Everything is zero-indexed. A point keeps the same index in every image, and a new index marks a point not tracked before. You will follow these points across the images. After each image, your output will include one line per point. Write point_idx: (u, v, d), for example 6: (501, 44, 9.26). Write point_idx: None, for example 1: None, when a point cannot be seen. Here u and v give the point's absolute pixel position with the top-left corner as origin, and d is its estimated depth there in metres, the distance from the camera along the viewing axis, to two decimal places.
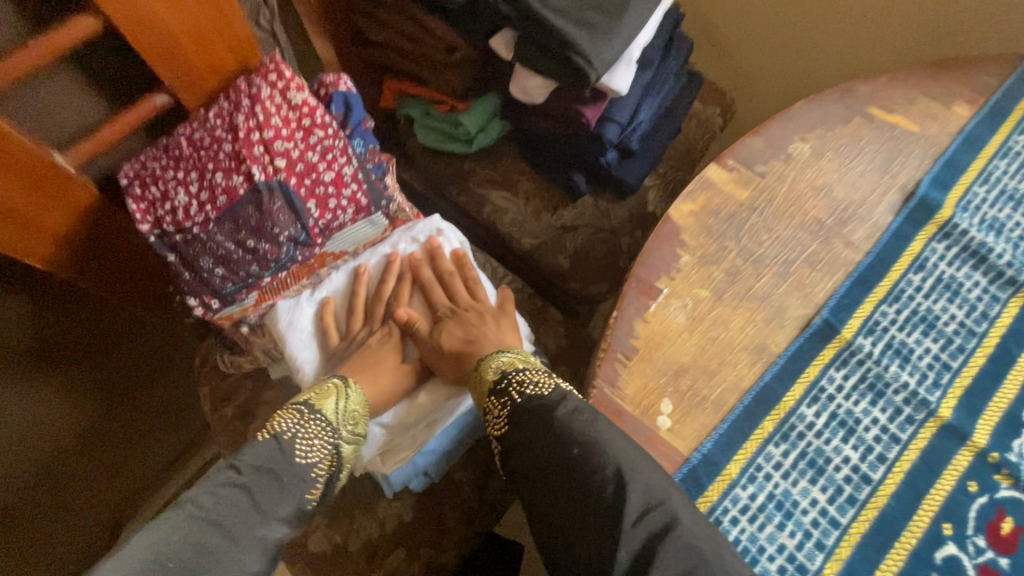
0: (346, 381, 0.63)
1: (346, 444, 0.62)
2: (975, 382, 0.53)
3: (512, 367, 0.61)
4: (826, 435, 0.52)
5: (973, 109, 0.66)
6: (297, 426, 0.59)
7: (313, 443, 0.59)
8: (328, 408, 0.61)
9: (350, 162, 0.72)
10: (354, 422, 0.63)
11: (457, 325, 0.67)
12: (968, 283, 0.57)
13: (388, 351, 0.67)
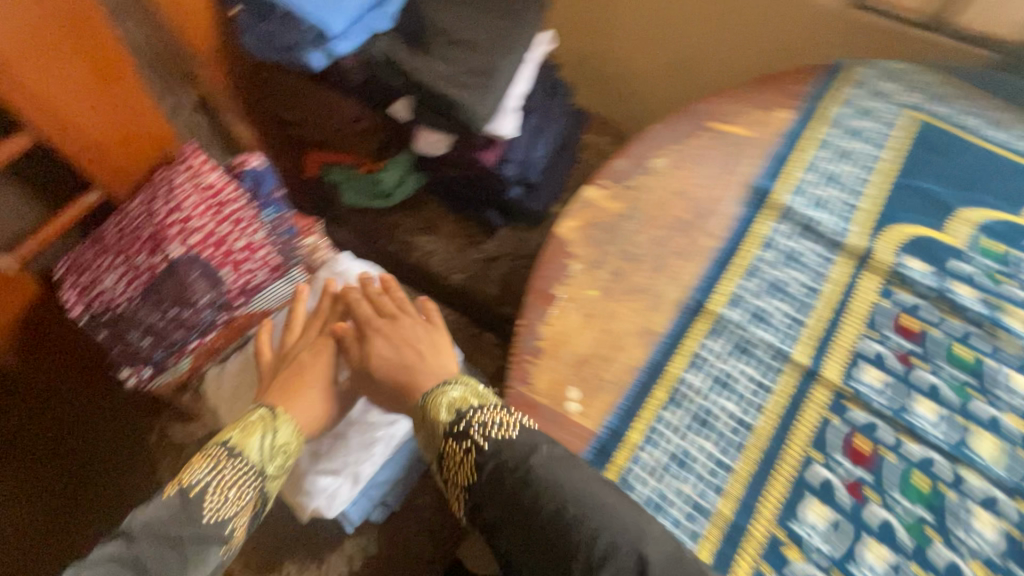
0: (272, 413, 0.65)
1: (271, 478, 0.63)
2: (823, 330, 0.64)
3: (467, 406, 0.59)
4: (708, 394, 0.60)
5: (791, 112, 0.81)
6: (212, 473, 0.58)
7: (231, 489, 0.59)
8: (251, 446, 0.62)
9: (260, 229, 0.80)
10: (277, 455, 0.64)
11: (383, 338, 0.68)
12: (806, 252, 0.69)
13: (317, 366, 0.69)
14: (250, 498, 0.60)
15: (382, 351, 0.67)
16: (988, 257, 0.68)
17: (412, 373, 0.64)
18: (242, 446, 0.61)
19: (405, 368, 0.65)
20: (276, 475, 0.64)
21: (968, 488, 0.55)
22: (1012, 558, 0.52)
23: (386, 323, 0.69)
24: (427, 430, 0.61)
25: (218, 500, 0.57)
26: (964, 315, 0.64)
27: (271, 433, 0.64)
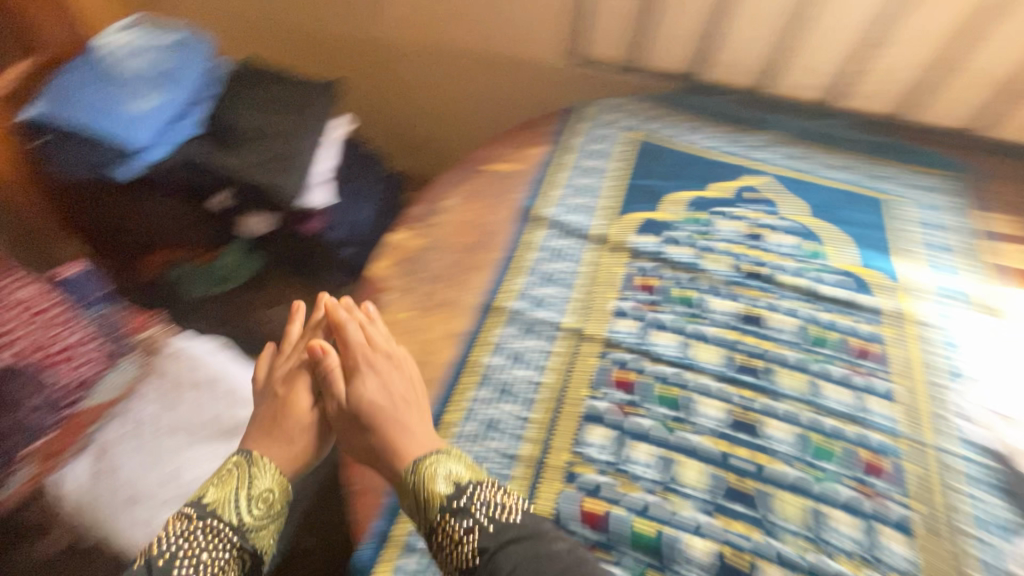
0: (248, 459, 0.71)
1: (252, 529, 0.67)
2: (586, 300, 0.84)
3: (466, 483, 0.64)
4: (507, 369, 0.76)
5: (542, 148, 1.06)
6: (182, 542, 0.63)
7: (201, 558, 0.62)
8: (227, 501, 0.67)
9: (79, 329, 0.83)
10: (257, 505, 0.68)
11: (371, 376, 0.73)
12: (567, 247, 0.90)
13: (304, 392, 0.77)
14: (230, 554, 0.64)
15: (364, 391, 0.73)
16: (691, 223, 0.95)
17: (394, 403, 0.70)
18: (218, 504, 0.66)
19: (387, 401, 0.71)
20: (261, 525, 0.67)
21: (697, 385, 0.75)
22: (730, 424, 0.72)
23: (372, 362, 0.74)
24: (421, 502, 0.63)
25: (193, 560, 0.62)
26: (679, 267, 0.88)
27: (246, 485, 0.69)
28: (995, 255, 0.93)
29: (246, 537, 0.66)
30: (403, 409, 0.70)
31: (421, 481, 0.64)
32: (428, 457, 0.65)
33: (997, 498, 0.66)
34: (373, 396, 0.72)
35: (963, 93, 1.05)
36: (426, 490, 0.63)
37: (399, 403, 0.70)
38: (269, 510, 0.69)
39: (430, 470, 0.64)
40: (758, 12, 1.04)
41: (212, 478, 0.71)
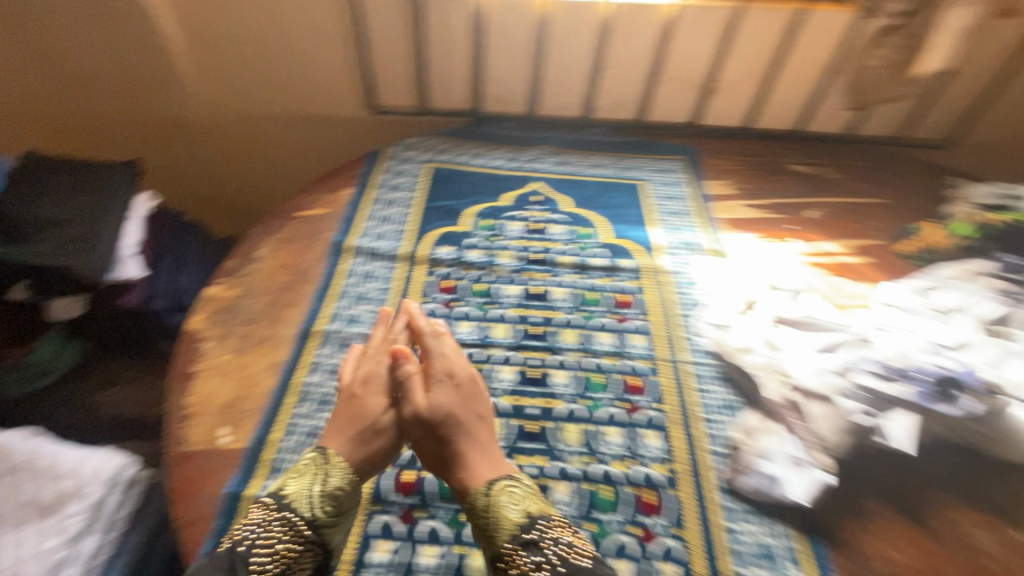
0: (325, 453, 0.71)
1: (326, 526, 0.66)
2: (395, 309, 0.95)
3: (537, 516, 0.66)
4: (326, 382, 0.84)
5: (350, 189, 1.19)
6: (261, 521, 0.65)
7: (272, 539, 0.63)
8: (299, 493, 0.67)
9: None
10: (329, 503, 0.67)
11: (446, 386, 0.75)
12: (376, 269, 1.02)
13: (376, 398, 0.75)
14: (301, 549, 0.64)
15: (441, 400, 0.73)
16: (484, 229, 1.12)
17: (466, 416, 0.73)
18: (295, 497, 0.67)
19: (460, 413, 0.73)
20: (333, 524, 0.67)
21: (493, 358, 0.89)
22: (522, 382, 0.86)
23: (437, 377, 0.76)
24: (493, 529, 0.65)
25: (266, 550, 0.62)
26: (474, 267, 1.04)
27: (320, 478, 0.68)
28: (713, 211, 1.22)
29: (320, 533, 0.66)
30: (472, 418, 0.73)
31: (494, 506, 0.66)
32: (497, 483, 0.68)
33: (721, 386, 0.87)
34: (444, 404, 0.73)
35: (671, 96, 1.38)
36: (497, 517, 0.66)
37: (469, 414, 0.73)
38: (339, 511, 0.67)
39: (507, 496, 0.67)
40: (507, 53, 1.29)
41: (291, 468, 0.72)
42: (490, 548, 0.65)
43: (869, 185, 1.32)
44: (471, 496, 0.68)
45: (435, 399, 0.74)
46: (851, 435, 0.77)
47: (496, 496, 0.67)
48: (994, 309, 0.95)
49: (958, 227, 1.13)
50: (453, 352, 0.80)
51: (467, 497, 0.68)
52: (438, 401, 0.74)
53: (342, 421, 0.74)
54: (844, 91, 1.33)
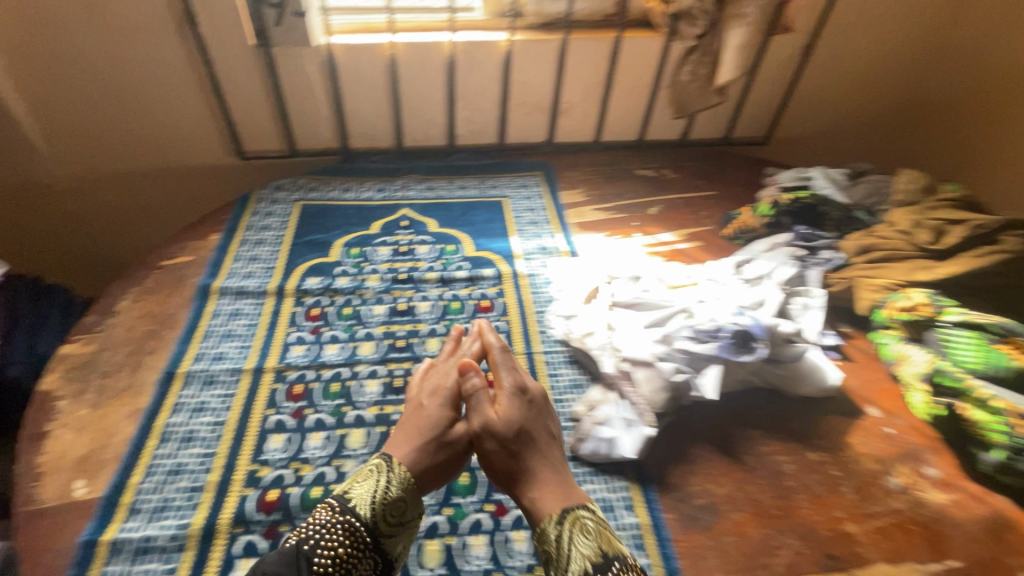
0: (389, 462, 0.76)
1: (386, 535, 0.70)
2: (263, 342, 0.99)
3: (607, 553, 0.65)
4: (189, 420, 0.86)
5: (219, 234, 1.22)
6: (326, 520, 0.69)
7: (333, 540, 0.67)
8: (363, 497, 0.71)
9: None
10: (391, 511, 0.71)
11: (515, 400, 0.79)
12: (243, 306, 1.05)
13: (445, 415, 0.80)
14: (360, 554, 0.68)
15: (512, 413, 0.77)
16: (352, 257, 1.18)
17: (540, 433, 0.77)
18: (358, 500, 0.71)
19: (527, 428, 0.77)
20: (392, 534, 0.71)
21: (360, 374, 0.95)
22: (387, 392, 0.92)
23: (504, 394, 0.80)
24: (567, 561, 0.65)
25: (330, 550, 0.66)
26: (342, 292, 1.09)
27: (384, 484, 0.72)
28: (567, 218, 1.35)
29: (380, 541, 0.70)
30: (536, 435, 0.77)
31: (567, 535, 0.67)
32: (573, 515, 0.68)
33: (568, 370, 0.98)
34: (505, 419, 0.76)
35: (524, 120, 1.53)
36: (574, 549, 0.66)
37: (534, 433, 0.77)
38: (401, 520, 0.71)
39: (579, 531, 0.67)
40: (365, 93, 1.38)
41: (358, 472, 0.76)
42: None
43: (701, 180, 1.52)
44: (543, 522, 0.69)
45: (501, 414, 0.77)
46: (666, 391, 0.88)
47: (570, 529, 0.68)
48: (792, 271, 1.11)
49: (758, 206, 1.30)
50: (516, 371, 0.84)
51: (538, 525, 0.70)
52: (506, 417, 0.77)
53: (413, 427, 0.80)
54: (669, 103, 1.54)
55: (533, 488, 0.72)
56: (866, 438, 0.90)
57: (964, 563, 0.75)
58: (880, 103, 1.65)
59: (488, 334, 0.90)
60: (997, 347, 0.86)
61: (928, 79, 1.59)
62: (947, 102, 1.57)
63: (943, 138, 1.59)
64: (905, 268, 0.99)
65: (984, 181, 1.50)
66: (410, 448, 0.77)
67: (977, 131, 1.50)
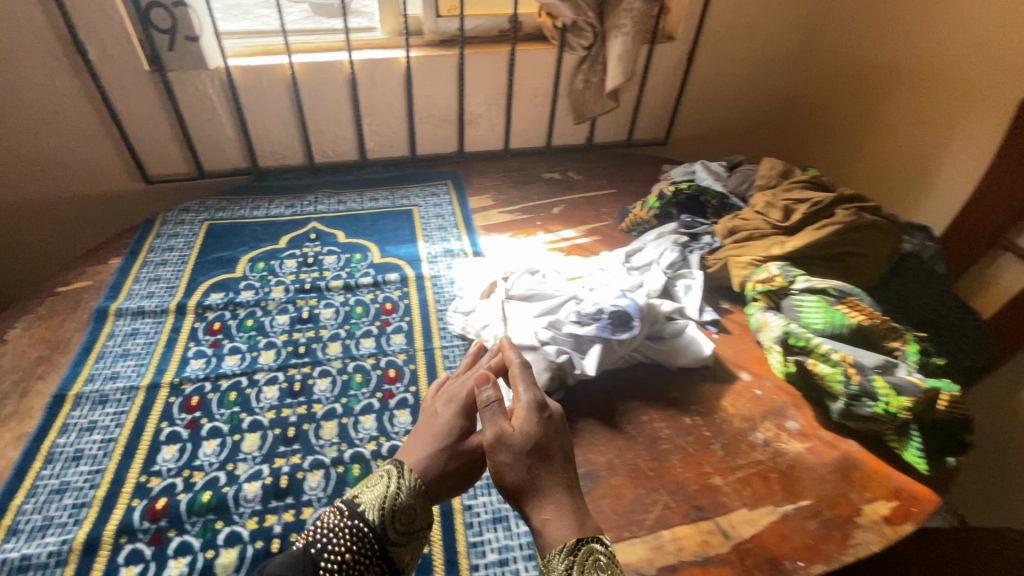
0: (401, 469, 0.72)
1: (394, 544, 0.68)
2: (160, 359, 1.00)
3: None
4: (77, 440, 0.86)
5: (120, 257, 1.22)
6: (332, 526, 0.68)
7: (338, 548, 0.66)
8: (372, 503, 0.69)
9: None
10: (401, 518, 0.69)
11: (532, 415, 0.70)
12: (142, 325, 1.06)
13: (457, 425, 0.76)
14: (368, 563, 0.66)
15: (527, 430, 0.68)
16: (257, 271, 1.20)
17: (556, 453, 0.69)
18: (367, 507, 0.70)
19: (543, 444, 0.68)
20: (401, 543, 0.69)
21: (258, 382, 0.97)
22: (284, 396, 0.95)
23: (520, 407, 0.71)
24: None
25: (335, 557, 0.65)
26: (244, 305, 1.11)
27: (394, 489, 0.70)
28: (474, 221, 1.41)
29: (388, 549, 0.68)
30: (552, 452, 0.68)
31: (579, 571, 0.60)
32: (586, 549, 0.61)
33: None
34: (514, 431, 0.68)
35: (432, 131, 1.58)
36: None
37: (551, 451, 0.68)
38: (410, 530, 0.69)
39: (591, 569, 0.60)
40: (269, 112, 1.40)
41: (370, 476, 0.75)
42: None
43: (603, 180, 1.62)
44: (551, 553, 0.62)
45: (512, 426, 0.69)
46: (550, 370, 0.95)
47: (578, 564, 0.60)
48: (674, 254, 1.19)
49: (647, 199, 1.38)
50: (534, 383, 0.75)
51: (546, 556, 0.62)
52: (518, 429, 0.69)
53: (426, 436, 0.77)
54: (569, 110, 1.64)
55: (546, 509, 0.65)
56: (737, 400, 0.99)
57: (813, 501, 0.84)
58: (762, 102, 1.80)
59: (510, 348, 0.84)
60: (835, 306, 0.96)
61: (802, 78, 1.75)
62: (819, 98, 1.73)
63: (817, 130, 1.76)
64: (764, 244, 1.09)
65: (852, 165, 1.66)
66: (420, 455, 0.74)
67: (841, 122, 1.67)
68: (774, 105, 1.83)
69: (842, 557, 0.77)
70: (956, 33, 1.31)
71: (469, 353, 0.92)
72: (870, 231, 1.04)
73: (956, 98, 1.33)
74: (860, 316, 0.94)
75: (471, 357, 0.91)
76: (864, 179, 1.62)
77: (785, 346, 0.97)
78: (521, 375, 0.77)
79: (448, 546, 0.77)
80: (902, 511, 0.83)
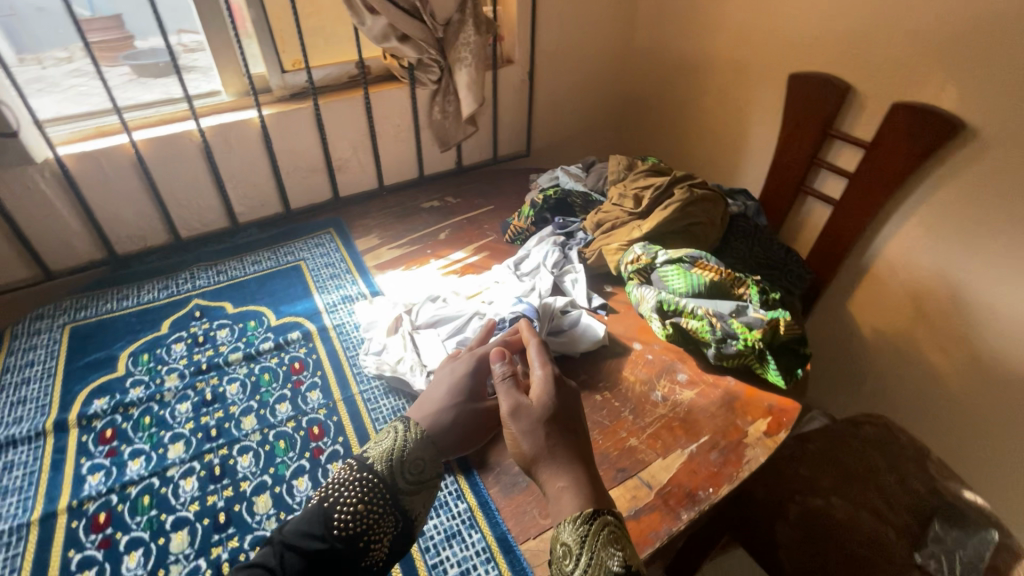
0: (411, 423, 0.90)
1: (403, 492, 0.84)
2: (47, 485, 0.91)
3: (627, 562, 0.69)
4: None
5: None
6: (349, 477, 0.84)
7: (352, 497, 0.81)
8: (379, 456, 0.86)
9: None
10: (410, 469, 0.86)
11: (548, 391, 0.84)
12: (15, 455, 0.95)
13: (467, 388, 0.95)
14: (380, 509, 0.81)
15: (543, 402, 0.82)
16: (142, 363, 1.13)
17: (569, 424, 0.82)
18: (377, 458, 0.86)
19: (556, 414, 0.82)
20: (411, 492, 0.85)
21: (172, 478, 0.92)
22: (206, 484, 0.91)
23: (538, 384, 0.85)
24: (583, 568, 0.69)
25: (349, 507, 0.80)
26: (136, 404, 1.04)
27: (400, 443, 0.87)
28: (365, 263, 1.44)
29: (399, 497, 0.84)
30: (565, 422, 0.81)
31: (591, 537, 0.71)
32: (599, 524, 0.71)
33: (387, 400, 1.07)
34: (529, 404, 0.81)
35: (302, 182, 1.57)
36: (592, 556, 0.70)
37: (565, 421, 0.82)
38: (416, 479, 0.86)
39: (602, 543, 0.70)
40: (116, 196, 1.31)
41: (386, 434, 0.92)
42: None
43: (480, 199, 1.72)
44: (566, 521, 0.73)
45: (529, 401, 0.82)
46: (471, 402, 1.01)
47: (591, 534, 0.71)
48: (556, 254, 1.33)
49: (523, 210, 1.51)
50: (548, 362, 0.89)
51: (560, 522, 0.73)
52: (534, 403, 0.83)
53: (441, 392, 0.95)
54: (434, 139, 1.72)
55: (562, 479, 0.76)
56: (636, 368, 1.13)
57: (710, 436, 0.99)
58: (603, 106, 2.03)
59: (527, 329, 0.98)
60: (690, 270, 1.13)
61: (630, 80, 2.00)
62: (647, 93, 1.98)
63: (652, 121, 2.02)
64: (626, 231, 1.25)
65: (686, 146, 1.92)
66: (430, 412, 0.92)
67: (669, 111, 1.93)
68: (613, 104, 2.05)
69: (740, 474, 0.93)
70: (734, 29, 1.59)
71: (486, 327, 1.07)
72: (703, 202, 1.23)
73: (746, 79, 1.61)
74: (712, 273, 1.12)
75: (487, 330, 1.06)
76: (697, 156, 1.89)
77: (662, 312, 1.13)
78: (536, 355, 0.91)
79: (406, 560, 0.84)
80: (776, 423, 1.01)
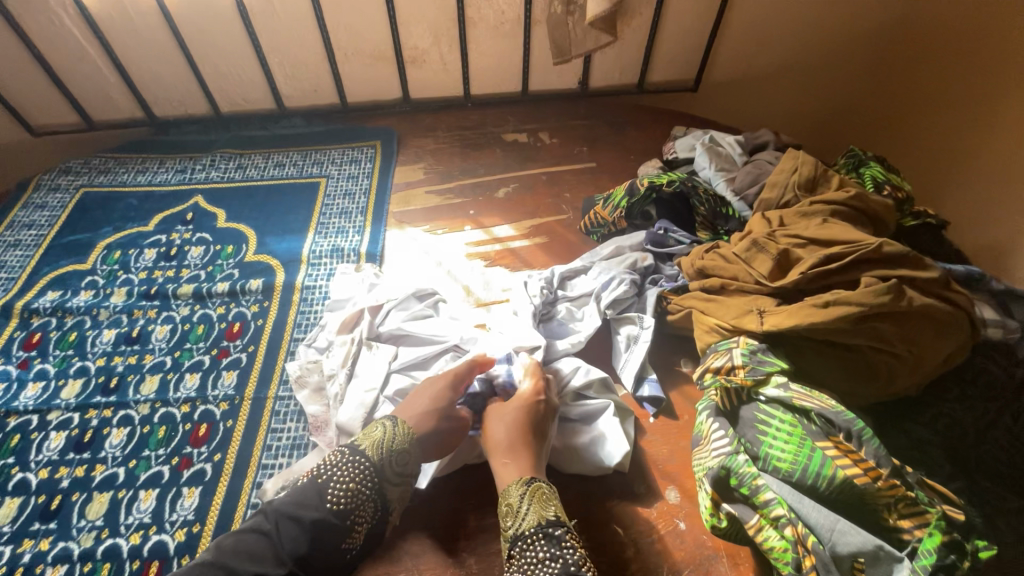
0: (396, 419, 0.68)
1: (390, 486, 0.65)
2: None
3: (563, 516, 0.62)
4: None
5: None
6: (337, 463, 0.65)
7: (347, 478, 0.63)
8: (373, 439, 0.67)
9: None
10: (399, 459, 0.66)
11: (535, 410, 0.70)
12: None
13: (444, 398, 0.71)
14: (370, 496, 0.64)
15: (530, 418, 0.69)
16: (110, 262, 1.00)
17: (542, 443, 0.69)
18: (366, 438, 0.67)
19: (539, 428, 0.70)
20: (398, 484, 0.66)
21: (48, 425, 0.80)
22: (68, 449, 0.77)
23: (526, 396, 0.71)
24: (522, 526, 0.61)
25: (345, 485, 0.63)
26: (74, 312, 0.92)
27: (393, 431, 0.67)
28: (390, 204, 1.10)
29: (387, 488, 0.65)
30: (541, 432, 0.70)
31: (530, 497, 0.63)
32: (537, 483, 0.63)
33: (296, 424, 0.80)
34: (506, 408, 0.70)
35: (362, 73, 1.22)
36: (530, 513, 0.62)
37: (542, 434, 0.70)
38: (404, 471, 0.66)
39: (539, 496, 0.63)
40: (146, 49, 1.11)
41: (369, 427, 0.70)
42: (513, 540, 0.61)
43: (584, 148, 1.21)
44: (508, 486, 0.65)
45: (517, 413, 0.69)
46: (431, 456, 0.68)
47: (531, 493, 0.63)
48: (625, 287, 0.83)
49: (614, 192, 0.98)
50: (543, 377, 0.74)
51: (505, 486, 0.65)
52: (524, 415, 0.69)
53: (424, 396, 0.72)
54: (548, 43, 1.18)
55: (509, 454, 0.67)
56: (646, 537, 0.68)
57: None
58: (842, 27, 1.11)
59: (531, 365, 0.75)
60: (817, 446, 0.59)
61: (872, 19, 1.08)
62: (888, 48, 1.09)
63: (913, 79, 1.08)
64: (738, 307, 0.70)
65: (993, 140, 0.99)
66: (415, 415, 0.69)
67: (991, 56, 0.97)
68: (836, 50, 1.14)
69: None
70: None
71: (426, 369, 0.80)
72: (914, 321, 0.62)
73: None
74: (855, 470, 0.56)
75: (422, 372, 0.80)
76: (1006, 164, 0.97)
77: (721, 487, 0.61)
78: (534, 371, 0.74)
79: None
80: None
